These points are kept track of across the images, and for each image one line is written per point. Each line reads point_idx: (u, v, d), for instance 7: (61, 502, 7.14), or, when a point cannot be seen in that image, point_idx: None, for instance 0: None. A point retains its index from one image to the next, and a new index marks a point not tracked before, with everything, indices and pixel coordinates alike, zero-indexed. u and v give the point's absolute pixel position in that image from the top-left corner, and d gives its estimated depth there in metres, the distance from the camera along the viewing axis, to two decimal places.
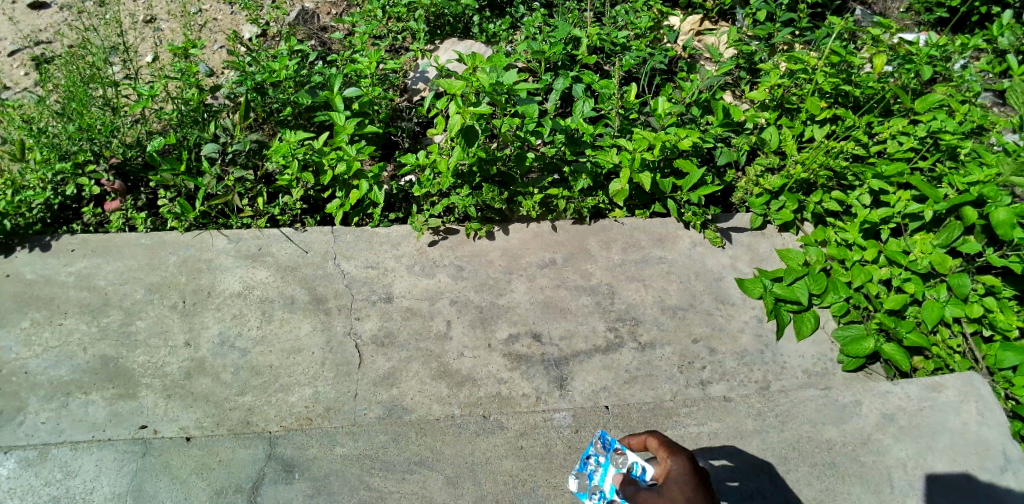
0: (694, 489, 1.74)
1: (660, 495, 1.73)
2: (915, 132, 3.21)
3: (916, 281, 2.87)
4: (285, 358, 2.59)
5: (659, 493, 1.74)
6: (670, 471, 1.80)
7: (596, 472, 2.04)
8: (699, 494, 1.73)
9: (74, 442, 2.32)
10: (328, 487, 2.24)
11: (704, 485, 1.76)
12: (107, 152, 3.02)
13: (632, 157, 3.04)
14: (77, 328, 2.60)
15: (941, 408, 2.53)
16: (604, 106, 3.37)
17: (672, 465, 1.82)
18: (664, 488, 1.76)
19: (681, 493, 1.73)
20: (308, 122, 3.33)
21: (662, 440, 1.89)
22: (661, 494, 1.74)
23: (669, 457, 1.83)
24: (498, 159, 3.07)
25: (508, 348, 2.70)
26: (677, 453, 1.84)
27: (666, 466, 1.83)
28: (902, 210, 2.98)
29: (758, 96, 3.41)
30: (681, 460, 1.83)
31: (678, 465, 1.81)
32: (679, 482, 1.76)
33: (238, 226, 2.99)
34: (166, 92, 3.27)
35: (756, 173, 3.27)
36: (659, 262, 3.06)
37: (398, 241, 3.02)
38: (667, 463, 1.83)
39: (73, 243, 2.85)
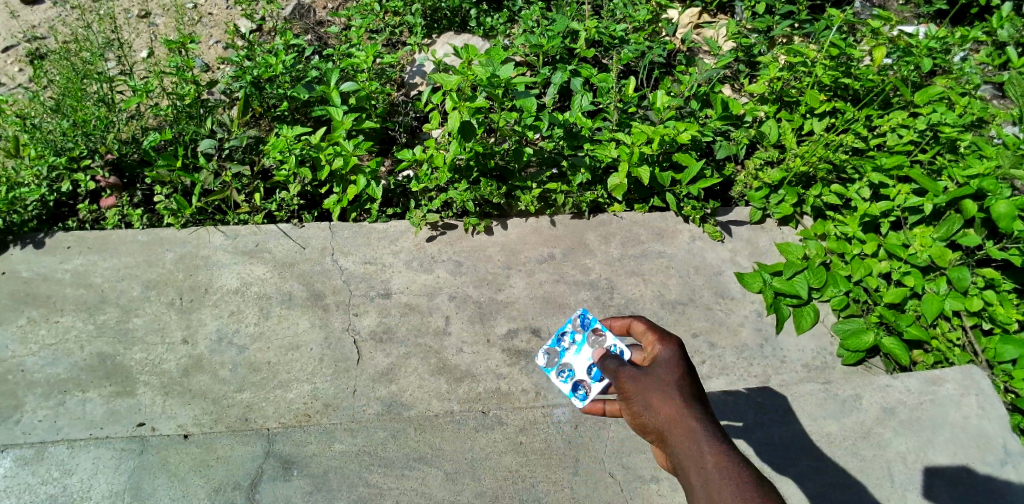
0: (682, 377, 1.66)
1: (648, 379, 1.65)
2: (916, 125, 3.19)
3: (916, 274, 2.86)
4: (283, 355, 2.58)
5: (648, 376, 1.66)
6: (660, 355, 1.70)
7: (569, 349, 2.16)
8: (688, 383, 1.65)
9: (71, 440, 2.30)
10: (326, 483, 2.23)
11: (693, 374, 1.69)
12: (103, 149, 3.01)
13: (630, 151, 3.05)
14: (74, 326, 2.59)
15: (941, 402, 2.52)
16: (603, 99, 3.35)
17: (662, 350, 1.72)
18: (651, 371, 1.67)
19: (669, 379, 1.65)
20: (305, 117, 3.31)
21: (651, 324, 1.79)
22: (649, 376, 1.65)
23: (659, 342, 1.74)
24: (495, 153, 3.05)
25: (507, 343, 2.69)
26: (668, 340, 1.74)
27: (654, 351, 1.74)
28: (901, 203, 2.98)
29: (757, 90, 3.40)
30: (672, 347, 1.73)
31: (669, 351, 1.72)
32: (669, 367, 1.67)
33: (236, 221, 2.98)
34: (161, 88, 3.26)
35: (755, 166, 3.29)
36: (658, 257, 3.05)
37: (396, 237, 3.00)
38: (656, 347, 1.73)
39: (69, 240, 2.82)
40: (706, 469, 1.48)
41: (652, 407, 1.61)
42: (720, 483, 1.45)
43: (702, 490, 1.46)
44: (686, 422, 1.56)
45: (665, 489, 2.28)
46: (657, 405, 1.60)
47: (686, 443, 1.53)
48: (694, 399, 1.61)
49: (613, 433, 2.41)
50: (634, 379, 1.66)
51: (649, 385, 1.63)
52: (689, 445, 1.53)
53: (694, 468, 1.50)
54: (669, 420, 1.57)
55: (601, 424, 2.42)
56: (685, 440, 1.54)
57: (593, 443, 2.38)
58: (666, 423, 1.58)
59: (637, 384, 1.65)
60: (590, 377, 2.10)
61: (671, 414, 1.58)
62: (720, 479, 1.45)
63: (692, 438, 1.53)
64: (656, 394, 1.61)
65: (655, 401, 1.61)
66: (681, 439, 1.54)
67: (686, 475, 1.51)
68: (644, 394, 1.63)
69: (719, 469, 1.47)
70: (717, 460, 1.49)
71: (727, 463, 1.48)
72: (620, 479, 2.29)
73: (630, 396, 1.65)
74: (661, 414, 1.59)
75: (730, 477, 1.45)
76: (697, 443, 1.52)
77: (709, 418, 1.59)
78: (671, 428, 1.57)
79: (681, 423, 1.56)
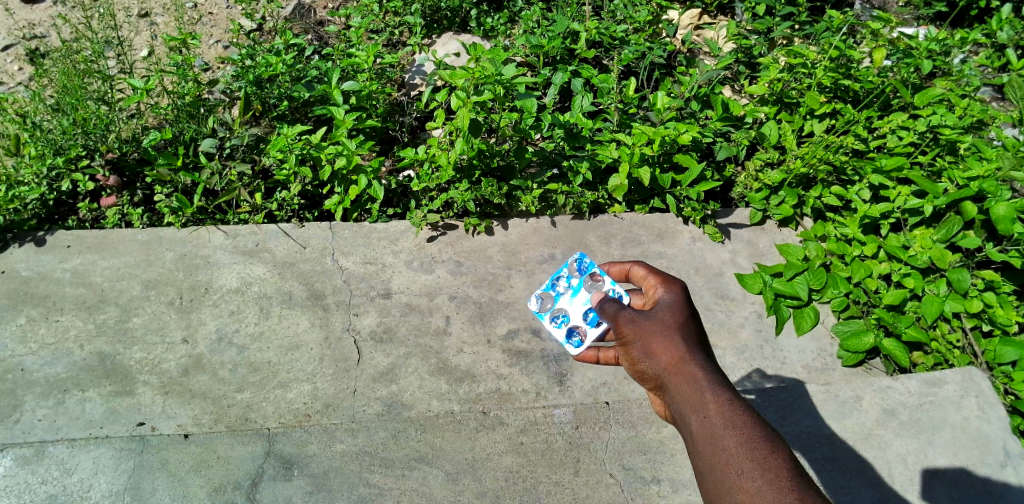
0: (683, 321, 1.64)
1: (648, 323, 1.63)
2: (916, 127, 3.20)
3: (916, 275, 2.87)
4: (283, 355, 2.58)
5: (647, 321, 1.64)
6: (661, 301, 1.68)
7: (565, 294, 2.17)
8: (689, 327, 1.63)
9: (70, 439, 2.29)
10: (327, 483, 2.20)
11: (695, 319, 1.67)
12: (104, 148, 3.00)
13: (631, 151, 3.06)
14: (73, 325, 2.58)
15: (941, 404, 2.52)
16: (603, 100, 3.36)
17: (664, 296, 1.70)
18: (651, 315, 1.65)
19: (669, 323, 1.63)
20: (305, 117, 3.30)
21: (652, 270, 1.77)
22: (649, 321, 1.64)
23: (660, 288, 1.72)
24: (497, 154, 3.07)
25: (507, 344, 2.69)
26: (670, 286, 1.72)
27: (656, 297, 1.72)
28: (901, 205, 3.00)
29: (758, 91, 3.40)
30: (674, 292, 1.71)
31: (671, 296, 1.70)
32: (670, 312, 1.65)
33: (236, 221, 2.98)
34: (161, 86, 3.26)
35: (755, 168, 3.30)
36: (659, 258, 3.05)
37: (396, 237, 3.00)
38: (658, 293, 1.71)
39: (68, 239, 2.81)
40: (705, 413, 1.45)
41: (652, 352, 1.59)
42: (717, 425, 1.42)
43: (700, 434, 1.44)
44: (686, 366, 1.54)
45: (667, 490, 2.26)
46: (657, 350, 1.58)
47: (686, 387, 1.51)
48: (694, 344, 1.59)
49: (614, 434, 2.40)
50: (635, 324, 1.64)
51: (649, 330, 1.62)
52: (688, 391, 1.51)
53: (693, 412, 1.48)
54: (667, 364, 1.56)
55: (601, 424, 2.42)
56: (684, 383, 1.52)
57: (594, 444, 2.37)
58: (666, 368, 1.56)
59: (637, 328, 1.63)
60: (585, 322, 2.10)
61: (670, 358, 1.56)
62: (719, 423, 1.42)
63: (692, 382, 1.51)
64: (656, 338, 1.60)
65: (654, 345, 1.59)
66: (680, 383, 1.52)
67: (685, 419, 1.49)
68: (644, 339, 1.61)
69: (718, 412, 1.44)
70: (717, 404, 1.46)
71: (725, 406, 1.45)
72: (620, 480, 2.28)
73: (631, 341, 1.64)
74: (660, 358, 1.57)
75: (729, 420, 1.42)
76: (697, 386, 1.50)
77: (710, 363, 1.56)
78: (671, 373, 1.55)
79: (681, 367, 1.54)
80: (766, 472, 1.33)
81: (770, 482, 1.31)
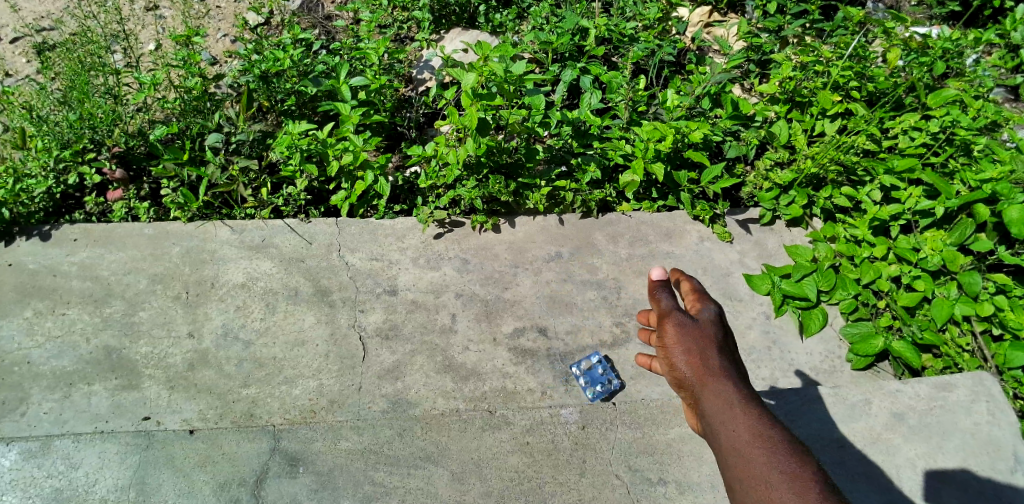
0: (722, 338, 1.57)
1: (688, 329, 1.56)
2: (929, 127, 3.16)
3: (926, 278, 2.87)
4: (289, 351, 2.58)
5: (687, 327, 1.56)
6: (703, 312, 1.60)
7: None
8: (726, 344, 1.56)
9: (76, 434, 2.29)
10: (332, 481, 2.20)
11: (731, 338, 1.60)
12: (110, 141, 2.99)
13: (646, 146, 3.04)
14: (80, 319, 2.58)
15: (950, 409, 2.50)
16: (614, 97, 3.32)
17: (704, 308, 1.63)
18: (691, 322, 1.58)
19: (707, 334, 1.56)
20: (312, 112, 3.29)
21: (696, 284, 1.69)
22: (687, 327, 1.56)
23: (699, 300, 1.64)
24: (506, 150, 3.05)
25: (514, 342, 2.68)
26: (711, 299, 1.65)
27: (697, 308, 1.63)
28: (912, 206, 2.96)
29: (768, 89, 3.39)
30: (714, 306, 1.63)
31: (712, 309, 1.62)
32: (707, 324, 1.58)
33: (242, 216, 2.95)
34: (168, 80, 3.23)
35: (765, 167, 3.24)
36: (666, 258, 3.03)
37: (403, 233, 2.99)
38: (700, 303, 1.63)
39: (76, 232, 2.81)
40: (733, 426, 1.39)
41: (688, 360, 1.52)
42: (743, 432, 1.37)
43: (728, 446, 1.37)
44: (719, 379, 1.48)
45: (673, 492, 2.24)
46: (694, 359, 1.51)
47: (716, 398, 1.45)
48: (727, 357, 1.53)
49: (621, 434, 2.39)
50: (675, 327, 1.56)
51: (689, 337, 1.54)
52: (720, 403, 1.44)
53: (720, 418, 1.42)
54: (701, 374, 1.49)
55: (608, 425, 2.41)
56: (714, 394, 1.46)
57: (600, 445, 2.36)
58: (697, 377, 1.50)
59: (677, 332, 1.56)
60: None
61: (706, 369, 1.49)
62: (747, 434, 1.37)
63: (722, 390, 1.46)
64: (695, 346, 1.53)
65: (693, 353, 1.52)
66: (711, 395, 1.46)
67: (713, 431, 1.42)
68: (682, 345, 1.54)
69: (748, 427, 1.37)
70: (745, 416, 1.40)
71: (756, 420, 1.39)
72: (627, 482, 2.26)
73: (667, 344, 1.56)
74: (695, 368, 1.50)
75: (754, 429, 1.37)
76: (726, 395, 1.45)
77: (743, 381, 1.50)
78: (704, 383, 1.48)
79: (714, 380, 1.48)
80: (789, 476, 1.27)
81: (793, 486, 1.25)
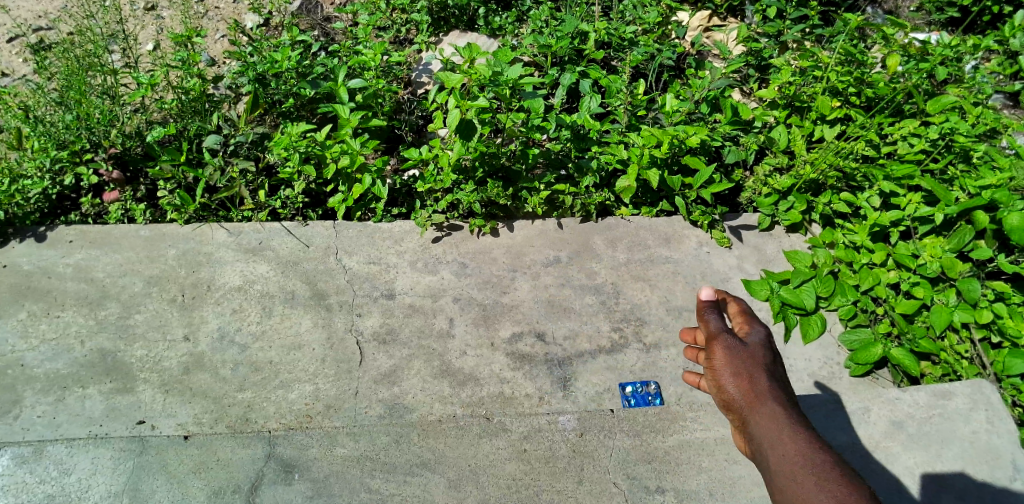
0: (771, 361, 1.56)
1: (736, 352, 1.55)
2: (928, 134, 3.14)
3: (925, 285, 2.86)
4: (286, 355, 2.56)
5: (735, 349, 1.56)
6: (751, 334, 1.60)
7: None
8: (776, 368, 1.55)
9: (70, 439, 2.27)
10: (328, 489, 2.18)
11: (781, 362, 1.58)
12: (106, 142, 2.96)
13: (641, 152, 3.04)
14: (74, 321, 2.56)
15: (949, 417, 2.49)
16: (613, 101, 3.33)
17: (753, 331, 1.62)
18: (741, 346, 1.57)
19: (757, 359, 1.55)
20: (310, 114, 3.28)
21: (744, 307, 1.68)
22: (737, 352, 1.56)
23: (750, 324, 1.63)
24: (502, 155, 3.05)
25: (511, 347, 2.67)
26: (760, 322, 1.64)
27: (746, 331, 1.63)
28: (911, 213, 2.94)
29: (767, 95, 3.36)
30: (762, 330, 1.63)
31: (760, 332, 1.61)
32: (758, 349, 1.57)
33: (239, 219, 2.93)
34: (165, 82, 3.21)
35: (764, 173, 3.27)
36: (665, 262, 3.02)
37: (400, 237, 2.97)
38: (748, 326, 1.63)
39: (71, 234, 2.79)
40: (784, 451, 1.37)
41: (737, 382, 1.51)
42: (797, 461, 1.34)
43: (780, 470, 1.35)
44: (769, 403, 1.46)
45: (670, 500, 2.24)
46: (743, 382, 1.51)
47: (767, 421, 1.44)
48: (780, 384, 1.51)
49: (618, 442, 2.38)
50: (723, 349, 1.57)
51: (738, 359, 1.54)
52: (770, 426, 1.42)
53: (774, 447, 1.39)
54: (750, 398, 1.48)
55: (606, 432, 2.40)
56: (765, 418, 1.44)
57: (598, 452, 2.34)
58: (748, 402, 1.48)
59: (725, 355, 1.56)
60: None
61: (755, 393, 1.48)
62: (801, 462, 1.33)
63: (774, 418, 1.43)
64: (743, 369, 1.52)
65: (741, 376, 1.51)
66: (760, 419, 1.44)
67: (765, 455, 1.41)
68: (731, 367, 1.54)
69: (800, 453, 1.35)
70: (799, 444, 1.37)
71: (810, 448, 1.35)
72: (625, 489, 2.25)
73: (715, 367, 1.56)
74: (744, 391, 1.50)
75: (809, 459, 1.34)
76: (778, 422, 1.42)
77: (794, 406, 1.47)
78: (753, 406, 1.47)
79: (763, 403, 1.46)
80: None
81: None
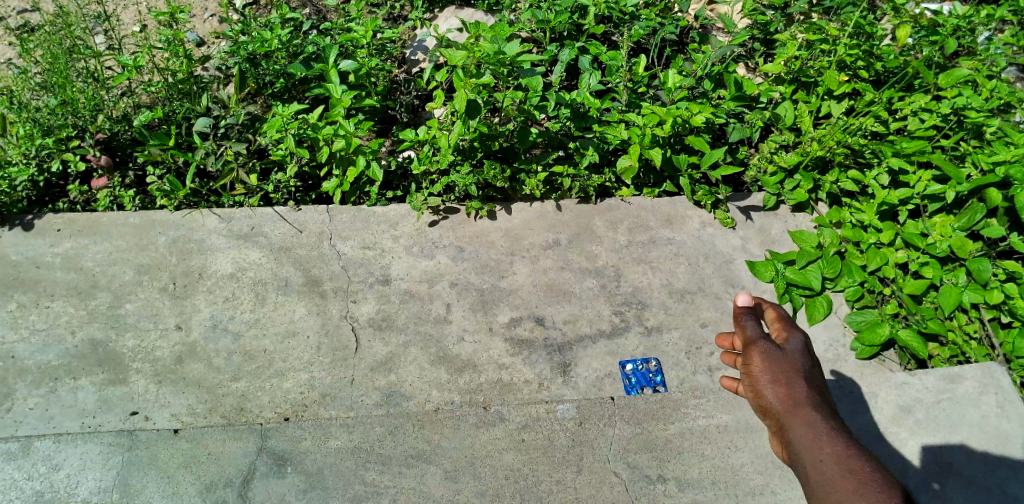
0: (808, 368, 1.68)
1: (775, 359, 1.69)
2: (939, 109, 3.05)
3: (934, 265, 2.79)
4: (280, 343, 2.51)
5: (773, 356, 1.70)
6: (789, 341, 1.73)
7: None
8: (812, 374, 1.68)
9: (57, 433, 2.24)
10: (321, 482, 2.15)
11: (818, 368, 1.71)
12: (93, 128, 2.87)
13: (642, 132, 2.95)
14: (64, 312, 2.52)
15: (959, 401, 2.43)
16: (613, 78, 3.24)
17: (790, 338, 1.75)
18: (780, 352, 1.70)
19: (795, 366, 1.67)
20: (302, 95, 3.19)
21: (782, 315, 1.81)
22: (774, 358, 1.69)
23: (787, 331, 1.76)
24: (499, 135, 2.96)
25: (510, 332, 2.62)
26: (797, 330, 1.77)
27: (783, 337, 1.76)
28: (921, 191, 2.87)
29: (773, 69, 3.26)
30: (800, 337, 1.75)
31: (797, 339, 1.74)
32: (795, 356, 1.70)
33: (231, 203, 2.87)
34: (152, 63, 3.12)
35: (770, 150, 3.15)
36: (667, 244, 2.95)
37: (395, 221, 2.90)
38: (786, 333, 1.76)
39: (59, 223, 2.73)
40: (821, 456, 1.50)
41: (775, 389, 1.65)
42: (833, 465, 1.47)
43: (816, 473, 1.48)
44: (805, 408, 1.59)
45: (672, 489, 2.20)
46: (781, 389, 1.64)
47: (804, 426, 1.57)
48: (816, 391, 1.64)
49: (619, 431, 2.33)
50: (761, 356, 1.70)
51: (776, 366, 1.67)
52: (806, 431, 1.55)
53: (810, 452, 1.52)
54: (787, 403, 1.62)
55: (606, 420, 2.35)
56: (801, 423, 1.57)
57: (598, 441, 2.30)
58: (786, 408, 1.61)
59: (763, 361, 1.69)
60: None
61: (792, 399, 1.61)
62: (837, 466, 1.46)
63: (810, 423, 1.56)
64: (781, 375, 1.66)
65: (779, 382, 1.65)
66: (797, 424, 1.58)
67: (802, 460, 1.53)
68: (769, 374, 1.67)
69: (835, 456, 1.48)
70: (835, 450, 1.49)
71: (846, 454, 1.48)
72: (625, 479, 2.21)
73: (754, 372, 1.70)
74: (782, 396, 1.63)
75: (844, 463, 1.46)
76: (815, 428, 1.55)
77: (830, 412, 1.60)
78: (790, 411, 1.60)
79: (800, 409, 1.60)
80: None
81: None
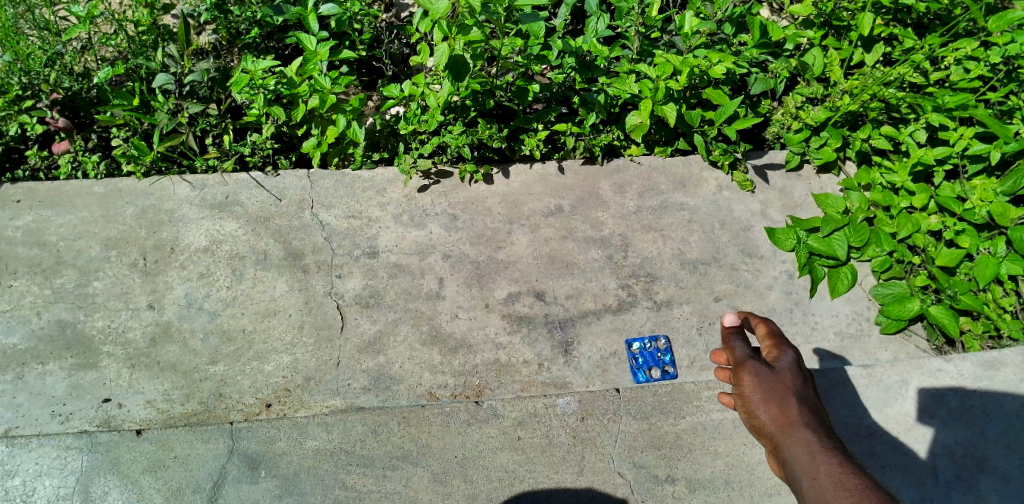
0: (801, 384, 1.55)
1: (765, 378, 1.56)
2: (988, 57, 2.73)
3: (971, 233, 2.53)
4: (260, 322, 2.34)
5: (763, 375, 1.57)
6: (779, 359, 1.61)
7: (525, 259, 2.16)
8: (806, 391, 1.54)
9: (11, 437, 2.08)
10: (298, 487, 2.03)
11: (812, 385, 1.57)
12: (48, 87, 2.62)
13: (654, 87, 2.64)
14: (28, 291, 2.34)
15: (998, 389, 2.30)
16: (622, 22, 2.94)
17: (781, 356, 1.63)
18: (769, 370, 1.58)
19: (786, 384, 1.54)
20: (280, 44, 2.95)
21: (773, 331, 1.70)
22: (765, 376, 1.56)
23: (778, 350, 1.64)
24: (496, 89, 2.71)
25: (507, 309, 2.42)
26: (790, 348, 1.64)
27: (774, 355, 1.64)
28: (962, 151, 2.58)
29: (802, 12, 2.94)
30: (792, 354, 1.63)
31: (789, 357, 1.62)
32: (785, 374, 1.57)
33: (204, 168, 2.63)
34: (111, 12, 2.85)
35: (796, 104, 2.87)
36: (680, 210, 2.71)
37: (383, 187, 2.66)
38: (776, 352, 1.64)
39: (19, 192, 2.52)
40: (814, 473, 1.32)
41: (766, 407, 1.50)
42: (827, 483, 1.28)
43: (811, 493, 1.29)
44: (799, 426, 1.43)
45: (681, 491, 2.09)
46: (773, 407, 1.49)
47: (797, 445, 1.40)
48: (809, 408, 1.49)
49: (624, 426, 2.19)
50: (750, 375, 1.58)
51: (766, 384, 1.54)
52: (800, 450, 1.38)
53: (804, 472, 1.34)
54: (780, 421, 1.46)
55: (610, 415, 2.21)
56: (794, 442, 1.41)
57: (600, 438, 2.17)
58: (778, 428, 1.46)
59: (753, 380, 1.56)
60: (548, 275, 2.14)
61: (785, 417, 1.46)
62: (831, 483, 1.27)
63: (804, 442, 1.39)
64: (773, 394, 1.52)
65: (770, 400, 1.51)
66: (791, 442, 1.41)
67: (797, 482, 1.35)
68: (759, 393, 1.54)
69: (829, 473, 1.29)
70: (829, 466, 1.31)
71: (840, 469, 1.29)
72: (630, 480, 2.10)
73: (744, 393, 1.57)
74: (774, 415, 1.48)
75: (839, 480, 1.27)
76: (808, 446, 1.38)
77: (826, 429, 1.44)
78: (783, 431, 1.44)
79: (793, 427, 1.44)
80: None
81: None
